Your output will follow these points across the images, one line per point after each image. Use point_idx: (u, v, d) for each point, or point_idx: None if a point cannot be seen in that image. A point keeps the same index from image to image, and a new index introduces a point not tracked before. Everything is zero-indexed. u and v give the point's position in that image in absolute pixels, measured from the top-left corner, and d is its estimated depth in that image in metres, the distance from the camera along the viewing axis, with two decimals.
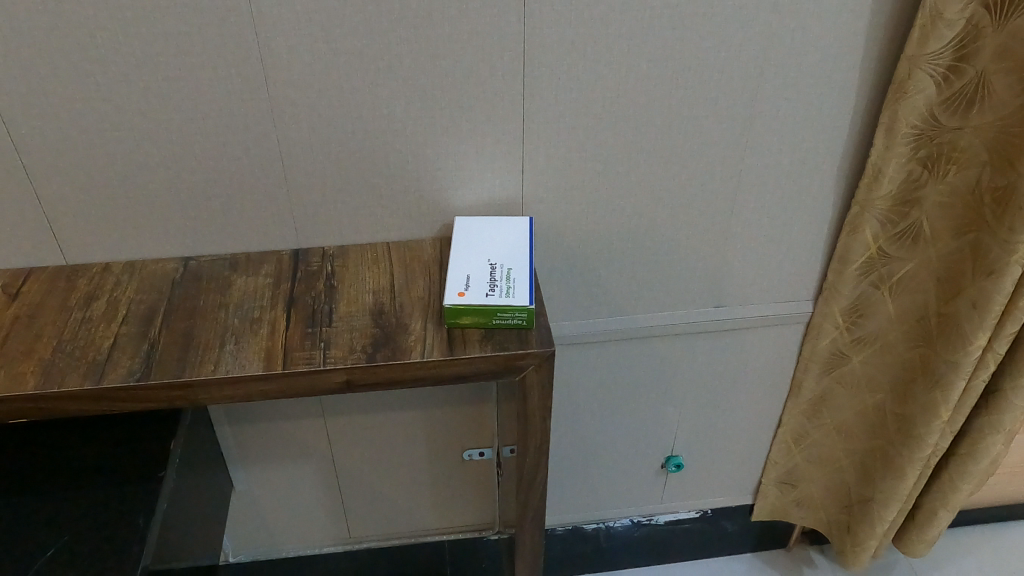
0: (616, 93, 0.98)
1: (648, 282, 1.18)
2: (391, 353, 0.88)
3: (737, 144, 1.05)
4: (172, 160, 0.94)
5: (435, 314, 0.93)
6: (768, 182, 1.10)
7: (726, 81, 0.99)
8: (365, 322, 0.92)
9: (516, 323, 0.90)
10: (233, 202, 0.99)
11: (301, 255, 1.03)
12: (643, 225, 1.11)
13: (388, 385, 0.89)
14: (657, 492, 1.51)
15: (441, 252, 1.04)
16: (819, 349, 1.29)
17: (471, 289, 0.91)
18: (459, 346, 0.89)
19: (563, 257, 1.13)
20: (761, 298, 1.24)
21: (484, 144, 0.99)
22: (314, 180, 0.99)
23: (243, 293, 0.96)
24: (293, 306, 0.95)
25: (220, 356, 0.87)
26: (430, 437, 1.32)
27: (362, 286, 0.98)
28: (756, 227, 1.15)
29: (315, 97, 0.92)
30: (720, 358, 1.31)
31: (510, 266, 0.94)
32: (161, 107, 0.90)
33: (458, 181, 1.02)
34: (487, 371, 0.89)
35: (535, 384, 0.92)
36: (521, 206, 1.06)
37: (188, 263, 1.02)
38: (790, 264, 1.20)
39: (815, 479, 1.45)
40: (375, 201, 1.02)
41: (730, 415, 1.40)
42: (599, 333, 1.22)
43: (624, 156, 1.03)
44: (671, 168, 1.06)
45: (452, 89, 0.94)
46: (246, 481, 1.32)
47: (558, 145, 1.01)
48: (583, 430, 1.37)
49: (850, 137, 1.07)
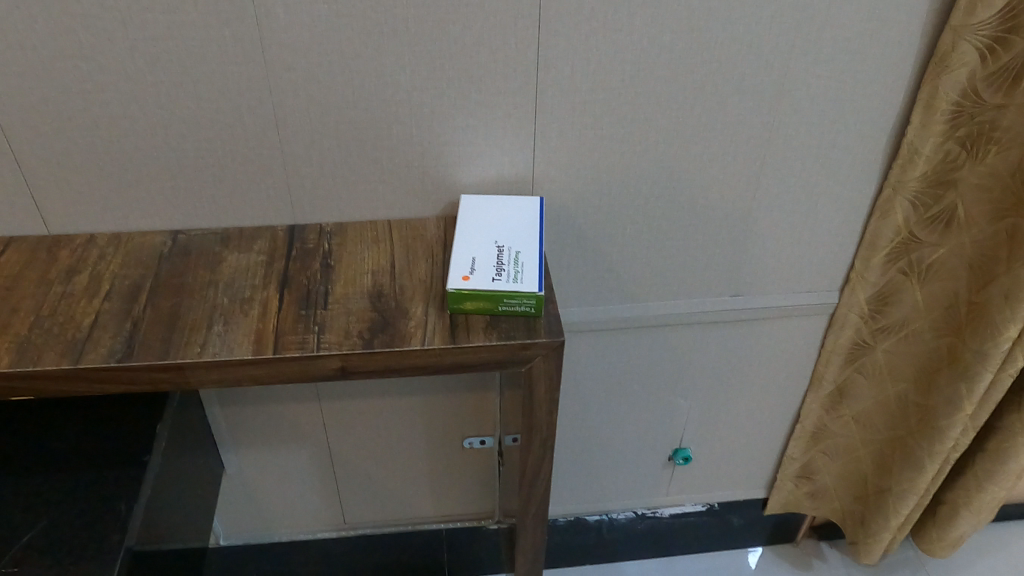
0: (637, 66, 0.91)
1: (663, 269, 1.12)
2: (389, 339, 0.82)
3: (763, 124, 0.98)
4: (160, 126, 0.88)
5: (436, 299, 0.87)
6: (796, 165, 1.03)
7: (755, 56, 0.92)
8: (363, 306, 0.86)
9: (523, 310, 0.84)
10: (226, 173, 0.93)
11: (297, 231, 0.98)
12: (660, 209, 1.05)
13: (386, 373, 0.84)
14: (664, 485, 1.47)
15: (445, 232, 0.98)
16: (841, 339, 1.23)
17: (476, 272, 0.85)
18: (462, 333, 0.83)
19: (574, 240, 1.07)
20: (781, 288, 1.18)
21: (494, 118, 0.93)
22: (312, 152, 0.93)
23: (234, 271, 0.91)
24: (286, 285, 0.89)
25: (207, 338, 0.82)
26: (430, 423, 1.27)
27: (360, 266, 0.92)
28: (779, 213, 1.08)
29: (314, 62, 0.86)
30: (735, 349, 1.25)
31: (519, 249, 0.88)
32: (148, 69, 0.84)
33: (466, 157, 0.96)
34: (491, 361, 0.84)
35: (543, 375, 0.86)
36: (531, 185, 1.00)
37: (176, 236, 0.96)
38: (813, 253, 1.14)
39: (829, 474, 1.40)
40: (376, 176, 0.96)
41: (742, 407, 1.35)
42: (608, 321, 1.17)
43: (642, 134, 0.97)
44: (692, 148, 0.99)
45: (462, 56, 0.88)
46: (238, 464, 1.28)
47: (573, 121, 0.95)
48: (589, 419, 1.32)
49: (885, 119, 1.00)
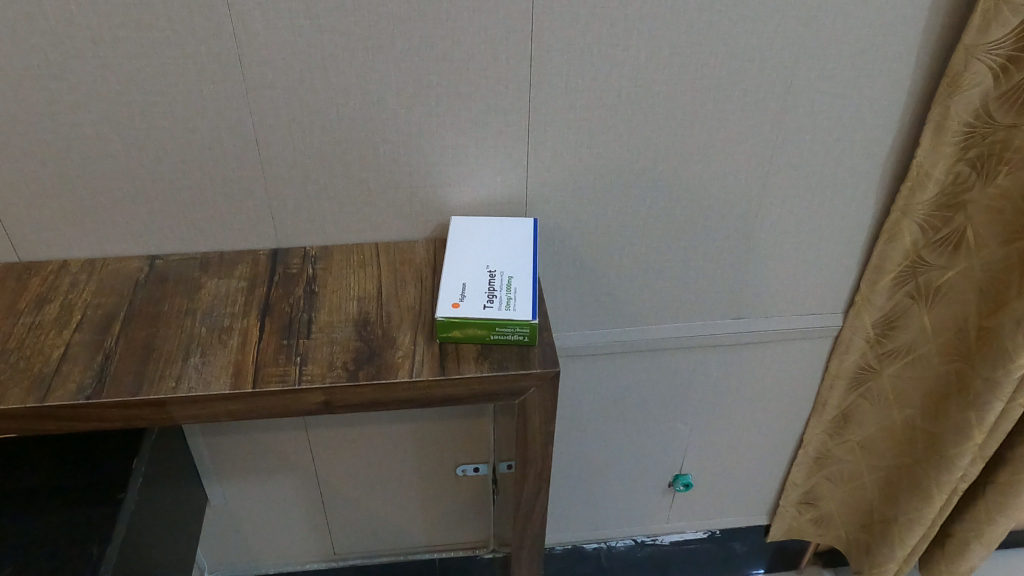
0: (633, 83, 0.88)
1: (662, 292, 1.08)
2: (375, 371, 0.78)
3: (765, 141, 0.95)
4: (135, 148, 0.84)
5: (425, 327, 0.83)
6: (799, 184, 1.00)
7: (756, 72, 0.89)
8: (348, 335, 0.82)
9: (517, 339, 0.80)
10: (204, 195, 0.89)
11: (280, 255, 0.93)
12: (659, 230, 1.01)
13: (372, 407, 0.79)
14: (664, 512, 1.42)
15: (435, 256, 0.94)
16: (846, 363, 1.19)
17: (467, 299, 0.81)
18: (452, 364, 0.79)
19: (569, 263, 1.03)
20: (783, 309, 1.14)
21: (485, 137, 0.89)
22: (295, 173, 0.89)
23: (213, 298, 0.87)
24: (267, 313, 0.85)
25: (182, 371, 0.78)
26: (421, 451, 1.23)
27: (345, 291, 0.88)
28: (781, 234, 1.05)
29: (295, 80, 0.82)
30: (736, 373, 1.21)
31: (512, 274, 0.84)
32: (121, 88, 0.80)
33: (456, 178, 0.92)
34: (483, 393, 0.80)
35: (537, 407, 0.82)
36: (524, 207, 0.96)
37: (154, 262, 0.92)
38: (817, 274, 1.11)
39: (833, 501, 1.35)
40: (362, 197, 0.92)
41: (744, 431, 1.31)
42: (605, 346, 1.13)
43: (639, 153, 0.93)
44: (691, 167, 0.96)
45: (450, 73, 0.84)
46: (222, 495, 1.23)
47: (567, 139, 0.91)
48: (586, 446, 1.28)
49: (890, 137, 0.97)
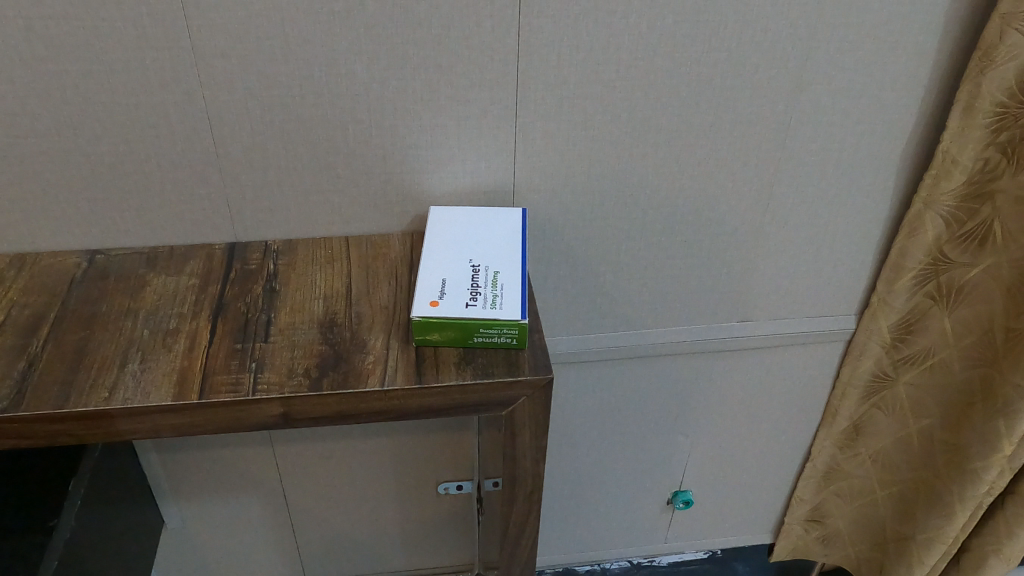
0: (633, 55, 0.78)
1: (662, 292, 0.99)
2: (342, 379, 0.68)
3: (777, 124, 0.86)
4: (68, 125, 0.74)
5: (400, 329, 0.73)
6: (812, 173, 0.91)
7: (768, 44, 0.80)
8: (311, 338, 0.72)
9: (503, 342, 0.71)
10: (150, 181, 0.79)
11: (237, 250, 0.83)
12: (659, 223, 0.92)
13: (338, 420, 0.69)
14: (662, 531, 1.33)
15: (412, 250, 0.84)
16: (860, 370, 1.10)
17: (447, 297, 0.71)
18: (430, 370, 0.69)
19: (561, 260, 0.94)
20: (792, 312, 1.05)
21: (468, 116, 0.80)
22: (253, 156, 0.79)
23: (159, 297, 0.76)
24: (220, 313, 0.75)
25: (118, 380, 0.67)
26: (399, 467, 1.12)
27: (310, 289, 0.78)
28: (792, 229, 0.96)
29: (252, 47, 0.72)
30: (740, 381, 1.12)
31: (498, 269, 0.74)
32: (50, 55, 0.70)
33: (435, 163, 0.83)
34: (465, 404, 0.70)
35: (526, 418, 0.72)
36: (512, 196, 0.87)
37: (94, 256, 0.81)
38: (829, 273, 1.02)
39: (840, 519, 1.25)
40: (330, 184, 0.82)
41: (748, 443, 1.22)
42: (600, 352, 1.03)
43: (639, 136, 0.84)
44: (696, 151, 0.87)
45: (428, 42, 0.74)
46: (179, 517, 1.12)
47: (560, 119, 0.82)
48: (579, 461, 1.18)
49: (912, 119, 0.89)
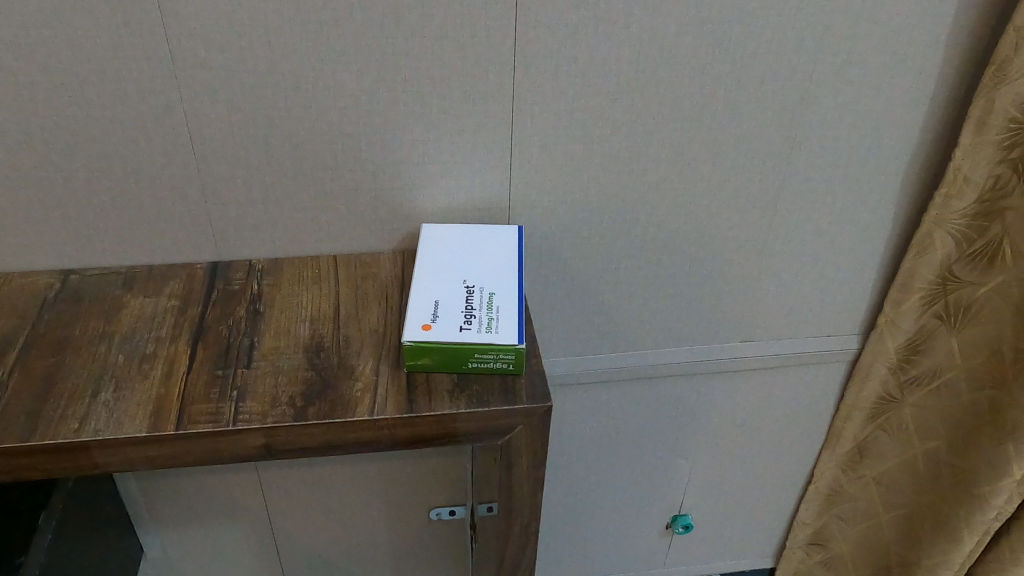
0: (633, 67, 0.75)
1: (663, 312, 0.96)
2: (328, 408, 0.64)
3: (782, 138, 0.83)
4: (40, 140, 0.71)
5: (391, 353, 0.70)
6: (817, 189, 0.88)
7: (772, 56, 0.77)
8: (296, 363, 0.68)
9: (500, 367, 0.67)
10: (127, 198, 0.75)
11: (220, 269, 0.79)
12: (659, 241, 0.89)
13: (325, 451, 0.65)
14: (661, 556, 1.29)
15: (403, 270, 0.80)
16: (865, 392, 1.07)
17: (440, 320, 0.68)
18: (422, 397, 0.66)
19: (558, 278, 0.90)
20: (795, 332, 1.02)
21: (461, 129, 0.77)
22: (236, 171, 0.75)
23: (135, 320, 0.72)
24: (200, 337, 0.71)
25: (89, 410, 0.63)
26: (389, 492, 1.08)
27: (296, 311, 0.74)
28: (796, 246, 0.93)
29: (234, 58, 0.69)
30: (742, 402, 1.09)
31: (494, 290, 0.71)
32: (19, 65, 0.66)
33: (427, 178, 0.79)
34: (460, 433, 0.66)
35: (523, 447, 0.69)
36: (508, 213, 0.83)
37: (69, 277, 0.77)
38: (833, 291, 0.99)
39: (841, 546, 1.20)
40: (318, 201, 0.79)
41: (749, 465, 1.18)
42: (598, 374, 1.00)
43: (640, 150, 0.81)
44: (698, 167, 0.84)
45: (420, 52, 0.71)
46: (159, 547, 1.07)
47: (557, 133, 0.78)
48: (576, 485, 1.14)
49: (920, 134, 0.86)
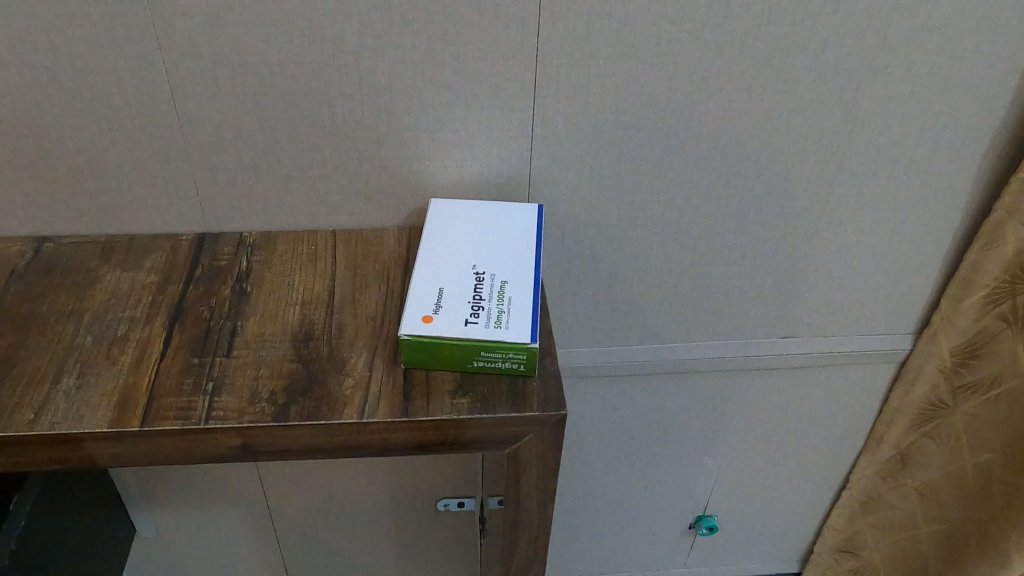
0: (676, 27, 0.66)
1: (696, 302, 0.87)
2: (312, 407, 0.57)
3: (842, 113, 0.73)
4: (5, 92, 0.63)
5: (388, 345, 0.62)
6: (879, 172, 0.78)
7: (838, 18, 0.67)
8: (281, 354, 0.61)
9: (509, 368, 0.59)
10: (105, 159, 0.68)
11: (208, 241, 0.72)
12: (698, 225, 0.80)
13: (307, 455, 0.58)
14: (682, 556, 1.21)
15: (409, 249, 0.72)
16: (912, 396, 0.97)
17: (443, 311, 0.60)
18: (419, 399, 0.58)
19: (583, 264, 0.82)
20: (844, 329, 0.93)
21: (478, 93, 0.68)
22: (224, 134, 0.68)
23: (109, 296, 0.65)
24: (178, 318, 0.64)
25: (48, 399, 0.56)
26: (394, 480, 1.01)
27: (285, 293, 0.67)
28: (850, 235, 0.83)
29: (219, 3, 0.60)
30: (778, 402, 1.00)
31: (506, 279, 0.63)
32: None
33: (438, 148, 0.71)
34: (460, 440, 0.59)
35: (532, 457, 0.61)
36: (528, 190, 0.75)
37: (43, 245, 0.70)
38: (889, 286, 0.89)
39: (872, 558, 1.10)
40: (316, 169, 0.71)
41: (782, 467, 1.10)
42: (622, 367, 0.92)
43: (680, 123, 0.72)
44: (745, 143, 0.74)
45: (432, 4, 0.62)
46: (153, 527, 1.02)
47: (586, 101, 0.69)
48: (595, 481, 1.06)
49: (1002, 113, 0.75)
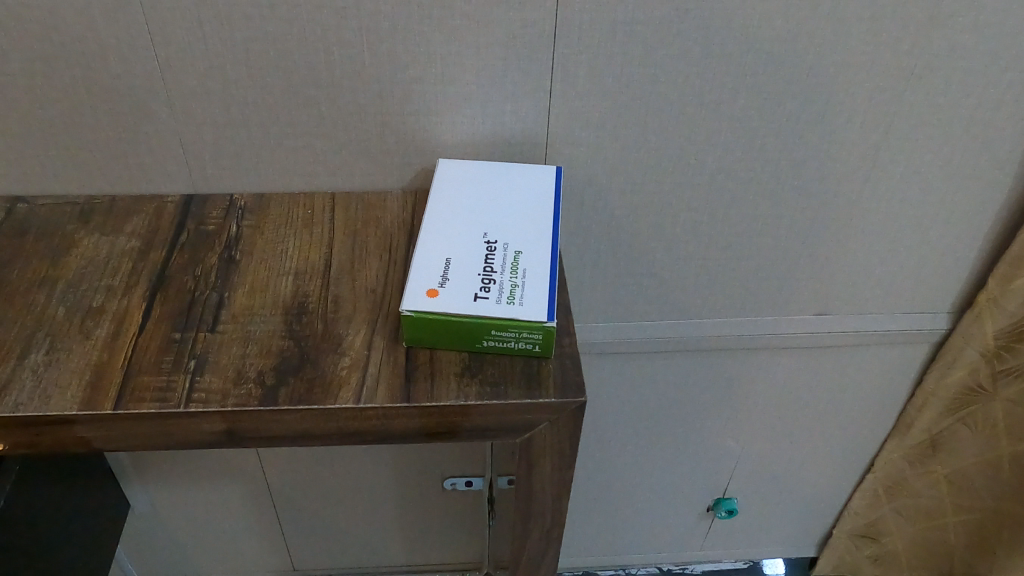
0: None
1: (724, 275, 0.80)
2: (303, 390, 0.51)
3: (894, 70, 0.66)
4: None
5: (389, 321, 0.56)
6: (933, 137, 0.71)
7: None
8: (271, 329, 0.55)
9: (523, 348, 0.53)
10: (80, 111, 0.62)
11: (194, 203, 0.66)
12: (730, 191, 0.73)
13: (300, 441, 0.53)
14: (698, 539, 1.16)
15: (413, 213, 0.66)
16: (949, 379, 0.90)
17: (450, 284, 0.54)
18: (422, 382, 0.52)
19: (603, 233, 0.75)
20: (883, 307, 0.86)
21: (491, 41, 0.61)
22: (210, 85, 0.61)
23: (84, 264, 0.59)
24: (159, 289, 0.58)
25: (13, 377, 0.51)
26: (399, 458, 0.96)
27: (278, 261, 0.61)
28: (895, 207, 0.76)
29: None
30: (808, 383, 0.94)
31: (520, 248, 0.57)
32: None
33: (447, 103, 0.64)
34: (467, 428, 0.53)
35: (546, 445, 0.55)
36: (545, 151, 0.68)
37: (16, 204, 0.65)
38: (936, 262, 0.82)
39: (895, 544, 1.06)
40: (312, 125, 0.64)
41: (809, 452, 1.04)
42: (642, 343, 0.86)
43: (714, 78, 0.65)
44: (785, 102, 0.67)
45: None
46: (147, 502, 0.97)
47: (612, 51, 0.62)
48: (609, 462, 1.01)
49: None
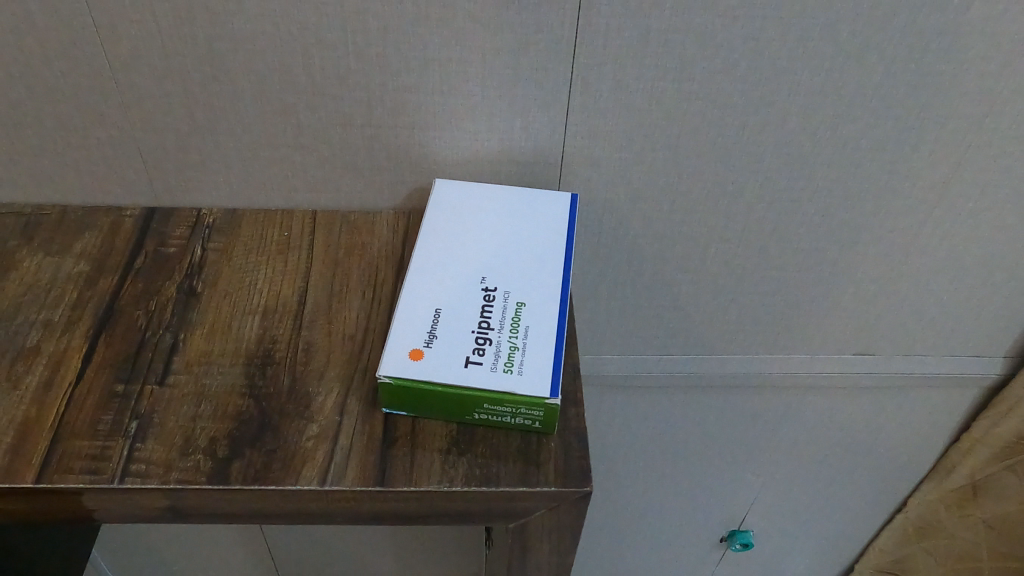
0: None
1: (755, 309, 0.72)
2: (260, 465, 0.43)
3: (973, 93, 0.56)
4: None
5: (367, 379, 0.48)
6: (1012, 169, 0.61)
7: None
8: (230, 384, 0.47)
9: (520, 423, 0.45)
10: (22, 112, 0.54)
11: (157, 219, 0.57)
12: (770, 222, 0.64)
13: (256, 519, 0.45)
14: (709, 570, 1.09)
15: (405, 241, 0.57)
16: (1001, 429, 0.81)
17: (438, 343, 0.45)
18: (400, 461, 0.44)
19: (620, 261, 0.66)
20: (931, 349, 0.77)
21: (498, 46, 0.52)
22: (170, 87, 0.53)
23: (23, 291, 0.52)
24: (105, 327, 0.50)
25: None
26: None
27: (246, 297, 0.52)
28: (957, 244, 0.67)
29: None
30: (840, 422, 0.85)
31: (523, 299, 0.48)
32: None
33: (445, 115, 0.55)
34: (451, 513, 0.45)
35: (543, 532, 0.47)
36: (558, 171, 0.59)
37: None
38: (999, 304, 0.72)
39: None
40: (290, 135, 0.56)
41: (836, 490, 0.95)
42: (658, 377, 0.77)
43: (759, 96, 0.55)
44: (840, 125, 0.57)
45: None
46: None
47: (641, 63, 0.53)
48: (617, 493, 0.93)
49: None
